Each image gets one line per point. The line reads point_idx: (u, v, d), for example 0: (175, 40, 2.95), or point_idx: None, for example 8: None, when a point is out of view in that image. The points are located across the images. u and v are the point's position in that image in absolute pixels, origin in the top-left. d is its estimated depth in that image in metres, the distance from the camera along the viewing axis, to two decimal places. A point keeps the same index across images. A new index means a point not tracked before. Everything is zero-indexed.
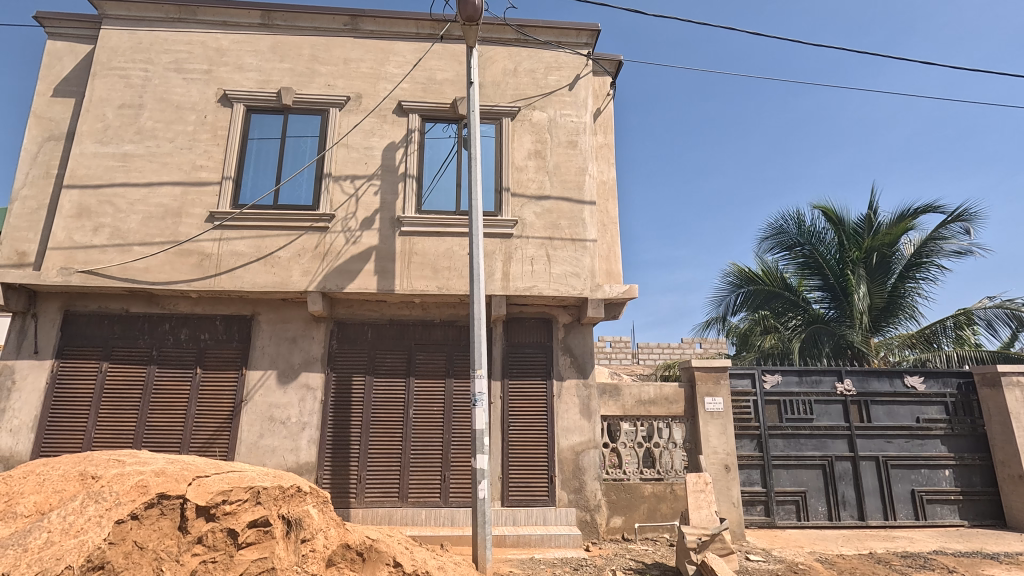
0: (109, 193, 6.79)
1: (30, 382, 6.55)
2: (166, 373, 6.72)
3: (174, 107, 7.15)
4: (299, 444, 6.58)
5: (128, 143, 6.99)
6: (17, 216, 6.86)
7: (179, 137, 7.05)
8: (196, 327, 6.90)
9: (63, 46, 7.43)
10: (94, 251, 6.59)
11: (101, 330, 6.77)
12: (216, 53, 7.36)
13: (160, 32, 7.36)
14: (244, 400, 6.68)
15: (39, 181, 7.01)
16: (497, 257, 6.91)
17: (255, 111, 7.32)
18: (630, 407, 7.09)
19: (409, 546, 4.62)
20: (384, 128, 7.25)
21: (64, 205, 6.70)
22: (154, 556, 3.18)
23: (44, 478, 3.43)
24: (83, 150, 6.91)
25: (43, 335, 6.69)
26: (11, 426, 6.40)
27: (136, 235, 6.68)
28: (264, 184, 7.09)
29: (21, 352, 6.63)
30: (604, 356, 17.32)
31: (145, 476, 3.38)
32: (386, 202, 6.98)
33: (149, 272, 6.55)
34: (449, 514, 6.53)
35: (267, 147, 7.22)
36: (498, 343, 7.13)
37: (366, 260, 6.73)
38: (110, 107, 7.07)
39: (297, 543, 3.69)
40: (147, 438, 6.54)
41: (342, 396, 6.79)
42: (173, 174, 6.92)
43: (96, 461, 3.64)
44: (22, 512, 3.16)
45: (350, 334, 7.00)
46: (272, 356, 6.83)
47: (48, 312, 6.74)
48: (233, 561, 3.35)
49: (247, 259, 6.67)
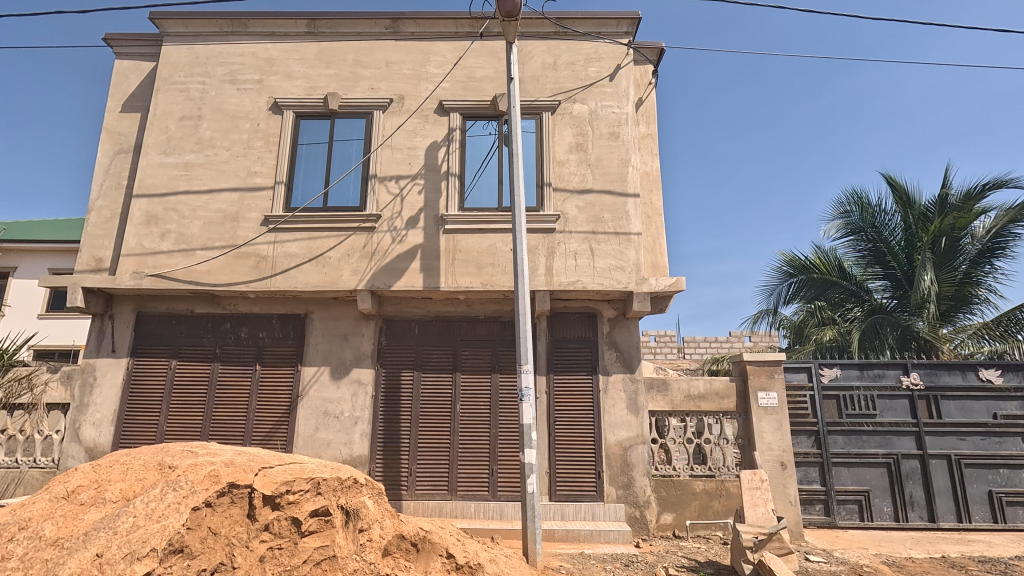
0: (174, 201, 7.22)
1: (109, 378, 7.07)
2: (228, 369, 7.11)
3: (229, 116, 7.51)
4: (352, 437, 6.82)
5: (189, 152, 7.39)
6: (94, 225, 7.40)
7: (235, 145, 7.41)
8: (255, 326, 7.25)
9: (129, 65, 7.94)
10: (162, 255, 7.03)
11: (169, 330, 7.22)
12: (266, 63, 7.67)
13: (215, 46, 7.74)
14: (301, 394, 6.97)
15: (112, 192, 7.53)
16: (540, 253, 6.90)
17: (305, 117, 7.61)
18: (680, 402, 6.94)
19: (462, 538, 4.71)
20: (427, 128, 7.37)
21: (135, 213, 7.18)
22: (227, 541, 3.38)
23: (127, 467, 3.69)
24: (149, 161, 7.37)
25: (119, 334, 7.19)
26: (94, 419, 6.94)
27: (198, 240, 7.07)
28: (314, 188, 7.36)
29: (101, 350, 7.16)
30: (649, 351, 17.05)
31: (217, 466, 3.57)
32: (430, 201, 7.09)
33: (211, 274, 6.93)
34: (498, 507, 6.61)
35: (316, 151, 7.49)
36: (542, 339, 7.13)
37: (412, 258, 6.87)
38: (172, 119, 7.50)
39: (355, 532, 3.85)
40: (213, 431, 6.94)
41: (392, 390, 6.98)
42: (230, 181, 7.29)
43: (172, 451, 3.88)
44: (110, 498, 3.41)
45: (398, 331, 7.19)
46: (325, 352, 7.10)
47: (122, 314, 7.24)
48: (298, 548, 3.55)
49: (300, 260, 6.94)
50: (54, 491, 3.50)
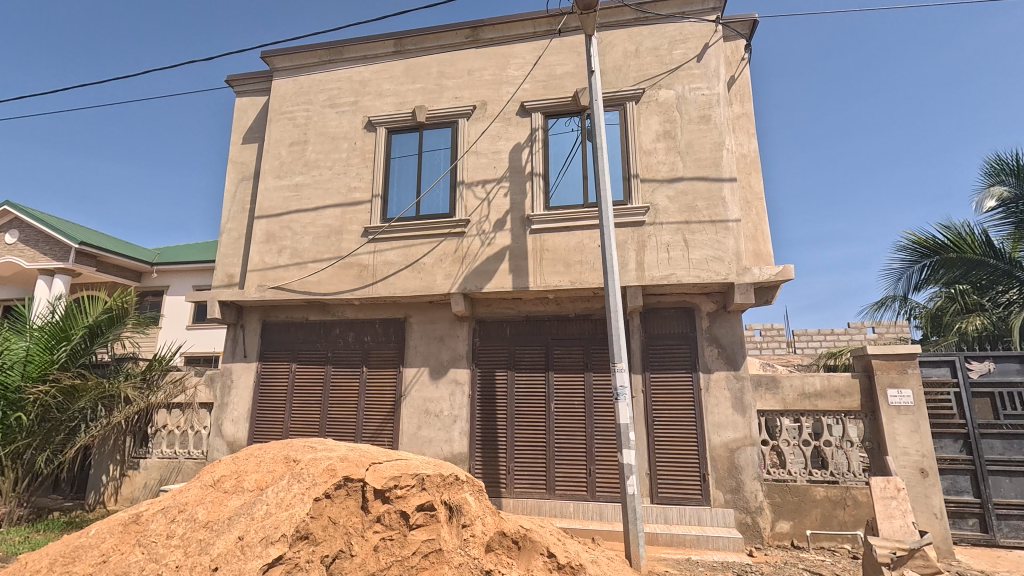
0: (288, 220, 7.97)
1: (243, 380, 7.97)
2: (340, 371, 7.71)
3: (331, 138, 8.15)
4: (452, 435, 7.08)
5: (299, 174, 8.12)
6: (225, 245, 8.39)
7: (336, 164, 8.02)
8: (360, 330, 7.79)
9: (247, 101, 8.91)
10: (280, 269, 7.79)
11: (289, 336, 7.99)
12: (360, 85, 8.23)
13: (316, 75, 8.44)
14: (404, 394, 7.37)
15: (238, 215, 8.49)
16: (630, 247, 6.70)
17: (396, 132, 8.05)
18: (793, 401, 6.38)
19: (562, 537, 4.70)
20: (510, 130, 7.46)
21: (257, 233, 8.03)
22: (345, 530, 3.65)
23: (260, 460, 4.13)
24: (267, 185, 8.20)
25: (249, 341, 8.09)
26: (232, 416, 7.86)
27: (309, 254, 7.75)
28: (407, 198, 7.76)
29: (235, 356, 8.10)
30: (754, 346, 15.90)
31: (333, 460, 3.88)
32: (516, 202, 7.17)
33: (321, 284, 7.56)
34: (597, 508, 6.50)
35: (407, 163, 7.89)
36: (636, 336, 6.91)
37: (501, 260, 6.99)
38: (283, 145, 8.29)
39: (459, 528, 3.98)
40: (329, 428, 7.56)
41: (487, 390, 7.15)
42: (334, 197, 7.90)
43: (295, 446, 4.28)
44: (248, 487, 3.83)
45: (491, 331, 7.35)
46: (424, 354, 7.44)
47: (251, 323, 8.13)
48: (407, 540, 3.74)
49: (397, 267, 7.35)
50: (204, 480, 4.01)
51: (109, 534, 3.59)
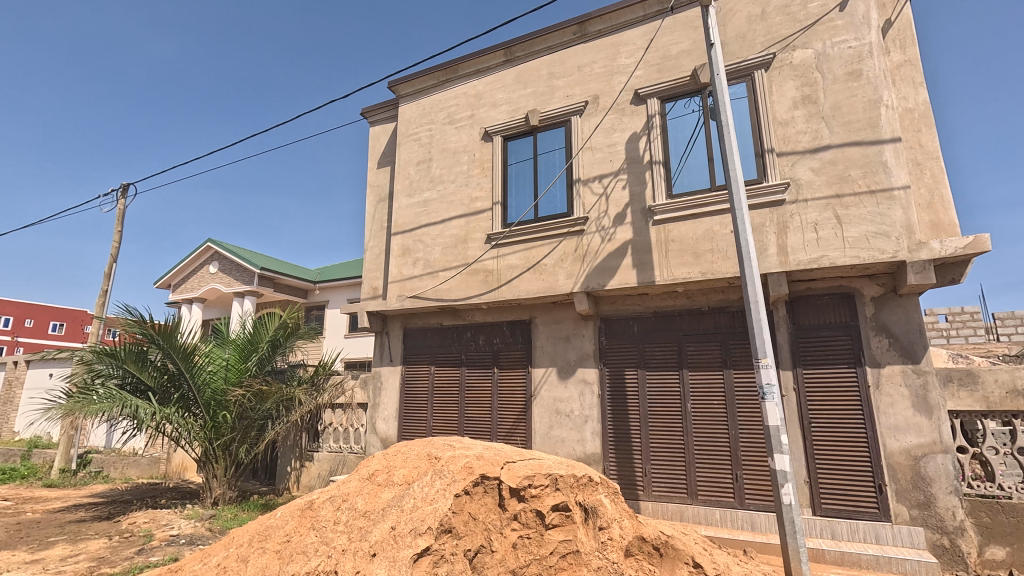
0: (419, 233, 8.59)
1: (390, 382, 8.75)
2: (473, 372, 8.09)
3: (452, 153, 8.63)
4: (585, 435, 7.02)
5: (426, 190, 8.72)
6: (369, 261, 9.31)
7: (458, 176, 8.46)
8: (490, 333, 8.10)
9: (379, 129, 9.83)
10: (415, 279, 8.43)
11: (426, 341, 8.60)
12: (476, 98, 8.59)
13: (436, 96, 9.00)
14: (534, 394, 7.49)
15: (378, 233, 9.38)
16: (769, 230, 6.05)
17: (511, 138, 8.25)
18: (1000, 400, 5.22)
19: (709, 547, 4.38)
20: (625, 121, 7.21)
21: (394, 248, 8.78)
22: (485, 526, 3.77)
23: (407, 456, 4.49)
24: (399, 203, 8.94)
25: (393, 346, 8.87)
26: (384, 415, 8.66)
27: (440, 263, 8.26)
28: (525, 202, 7.90)
29: (383, 360, 8.93)
30: (938, 335, 13.39)
31: (470, 458, 4.06)
32: (635, 194, 6.90)
33: (452, 291, 8.01)
34: (748, 517, 5.95)
35: (523, 168, 8.03)
36: (783, 328, 6.20)
37: (623, 255, 6.77)
38: (411, 165, 8.96)
39: (595, 530, 3.91)
40: (467, 426, 7.98)
41: (618, 389, 6.96)
42: (458, 208, 8.33)
43: (436, 444, 4.57)
44: (398, 480, 4.17)
45: (617, 329, 7.15)
46: (551, 354, 7.49)
47: (394, 330, 8.91)
48: (544, 539, 3.75)
49: (520, 270, 7.51)
50: (362, 473, 4.47)
51: (290, 517, 4.16)
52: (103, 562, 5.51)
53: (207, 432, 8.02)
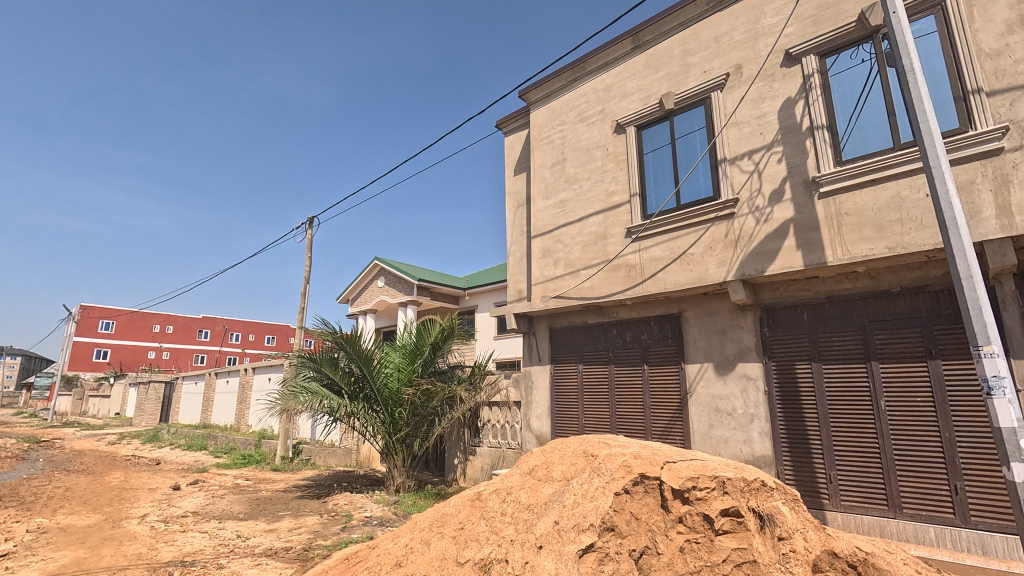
0: (558, 234, 8.71)
1: (541, 381, 9.01)
2: (622, 370, 7.95)
3: (585, 150, 8.61)
4: (751, 436, 6.45)
5: (562, 191, 8.81)
6: (513, 266, 9.71)
7: (593, 173, 8.41)
8: (637, 329, 7.89)
9: (514, 137, 10.22)
10: (558, 280, 8.56)
11: (573, 340, 8.69)
12: (606, 92, 8.46)
13: (566, 96, 9.06)
14: (690, 391, 7.10)
15: (519, 238, 9.73)
16: (982, 188, 4.95)
17: (645, 126, 7.96)
18: None
19: (923, 571, 3.70)
20: (775, 87, 6.48)
21: (535, 250, 9.02)
22: (648, 527, 3.66)
23: (564, 453, 4.58)
24: (537, 206, 9.16)
25: (541, 346, 9.12)
26: (537, 413, 8.93)
27: (581, 262, 8.28)
28: (665, 190, 7.56)
29: (532, 360, 9.22)
30: None
31: (628, 457, 3.99)
32: (795, 166, 6.15)
33: (595, 288, 7.97)
34: (976, 538, 4.89)
35: (661, 154, 7.70)
36: (1011, 308, 5.00)
37: (784, 236, 6.09)
38: (546, 168, 9.13)
39: (774, 540, 3.58)
40: (619, 424, 7.87)
41: (788, 385, 6.27)
42: (595, 205, 8.27)
43: (592, 442, 4.60)
44: (557, 477, 4.28)
45: (783, 319, 6.45)
46: (706, 349, 7.02)
47: (540, 330, 9.16)
48: (715, 545, 3.53)
49: (665, 261, 7.19)
50: (522, 468, 4.68)
51: (462, 506, 4.53)
52: (318, 535, 6.57)
53: (387, 426, 9.12)
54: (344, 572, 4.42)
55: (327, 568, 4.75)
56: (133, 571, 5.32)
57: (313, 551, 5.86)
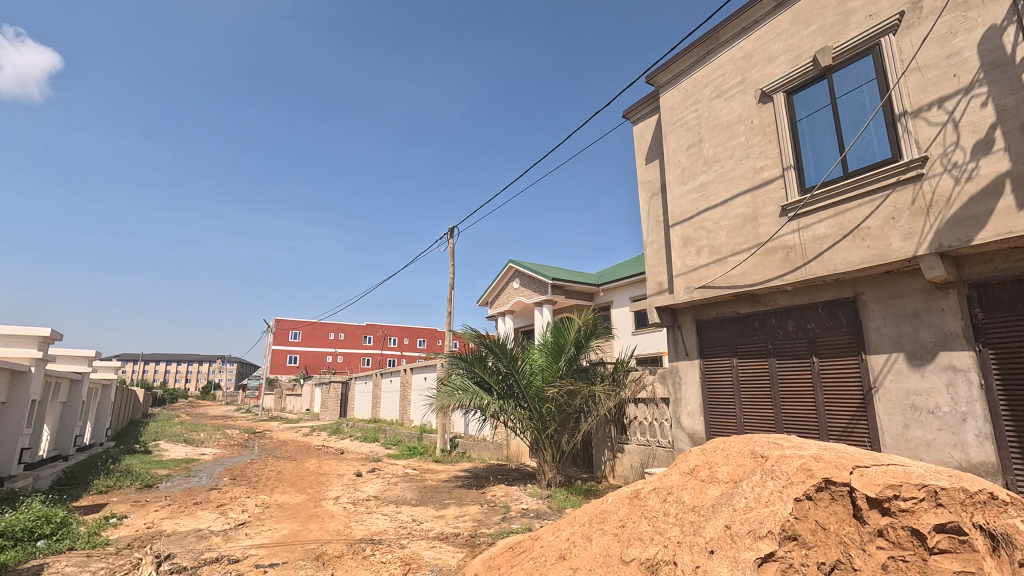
0: (700, 220, 8.18)
1: (690, 377, 8.45)
2: (786, 364, 7.18)
3: (725, 126, 7.97)
4: (965, 439, 5.36)
5: (701, 174, 8.26)
6: (651, 257, 9.35)
7: (737, 150, 7.75)
8: (801, 318, 7.07)
9: (643, 125, 9.87)
10: (703, 269, 8.03)
11: (723, 332, 8.04)
12: (745, 60, 7.75)
13: (699, 72, 8.49)
14: (875, 386, 6.19)
15: (656, 228, 9.35)
16: None
17: (797, 90, 7.15)
18: None
19: None
20: (971, 16, 5.38)
21: (675, 239, 8.58)
22: (840, 539, 3.25)
23: (727, 453, 4.29)
24: (674, 193, 8.71)
25: (687, 340, 8.57)
26: (688, 410, 8.41)
27: (728, 247, 7.68)
28: (828, 158, 6.72)
29: (678, 355, 8.70)
30: None
31: (807, 459, 3.61)
32: (1007, 108, 5.05)
33: (747, 275, 7.32)
34: None
35: (819, 119, 6.88)
36: None
37: (999, 195, 4.99)
38: (682, 152, 8.63)
39: (1017, 568, 2.87)
40: (786, 423, 7.12)
41: (1016, 378, 5.09)
42: (741, 184, 7.61)
43: (760, 442, 4.28)
44: (723, 478, 4.02)
45: (1001, 297, 5.26)
46: (894, 337, 6.04)
47: (685, 323, 8.60)
48: (930, 566, 3.01)
49: (833, 239, 6.34)
50: (682, 467, 4.49)
51: (621, 504, 4.48)
52: (482, 523, 7.01)
53: (535, 423, 9.40)
54: (510, 561, 4.65)
55: (495, 555, 5.05)
56: (336, 544, 6.21)
57: (479, 538, 6.28)
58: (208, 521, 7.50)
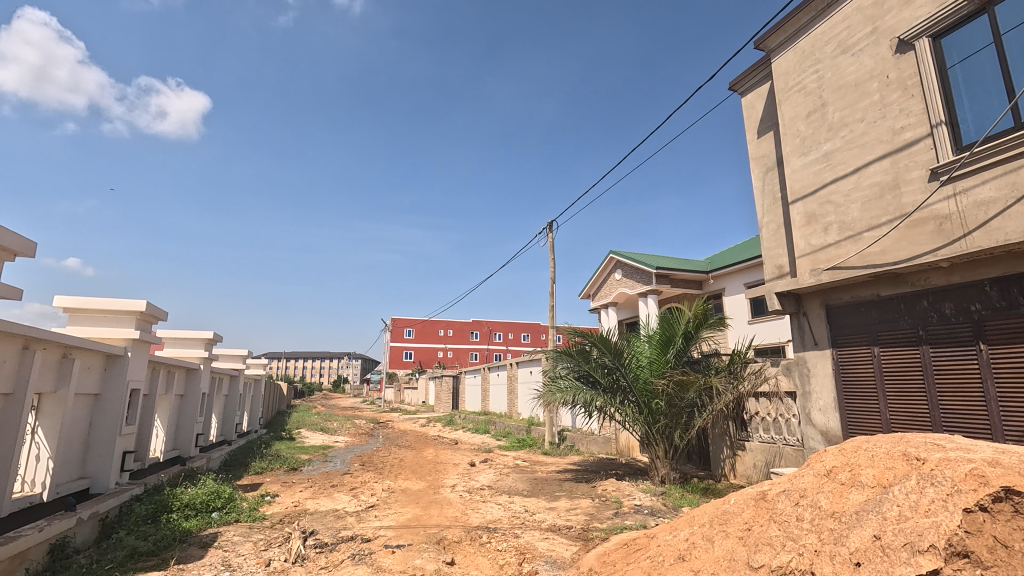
0: (826, 194, 7.33)
1: (821, 368, 7.60)
2: (943, 352, 6.17)
3: (853, 86, 7.05)
4: None
5: (825, 142, 7.40)
6: (768, 239, 8.58)
7: (869, 111, 6.83)
8: (962, 299, 6.02)
9: (753, 96, 9.08)
10: (831, 248, 7.19)
11: (861, 318, 7.12)
12: (876, 7, 6.78)
13: (818, 29, 7.60)
14: None
15: (772, 207, 8.56)
16: None
17: (946, 32, 6.11)
18: None
19: None
20: None
21: (796, 218, 7.79)
22: None
23: (873, 454, 3.82)
24: (793, 166, 7.90)
25: (816, 327, 7.72)
26: (820, 405, 7.57)
27: (862, 222, 6.80)
28: (992, 108, 5.69)
29: (806, 344, 7.87)
30: None
31: (978, 464, 3.10)
32: None
33: (888, 252, 6.41)
34: None
35: (979, 63, 5.85)
36: None
37: None
38: (800, 120, 7.80)
39: None
40: (946, 420, 6.13)
41: None
42: (876, 149, 6.70)
43: (914, 443, 3.75)
44: (868, 482, 3.59)
45: None
46: None
47: (813, 309, 7.75)
48: None
49: (1003, 204, 5.35)
50: (817, 469, 4.07)
51: (746, 505, 4.18)
52: (594, 517, 6.96)
53: (644, 417, 9.11)
54: (625, 558, 4.55)
55: (609, 551, 4.98)
56: (454, 530, 6.55)
57: (592, 533, 6.23)
58: (343, 502, 8.31)
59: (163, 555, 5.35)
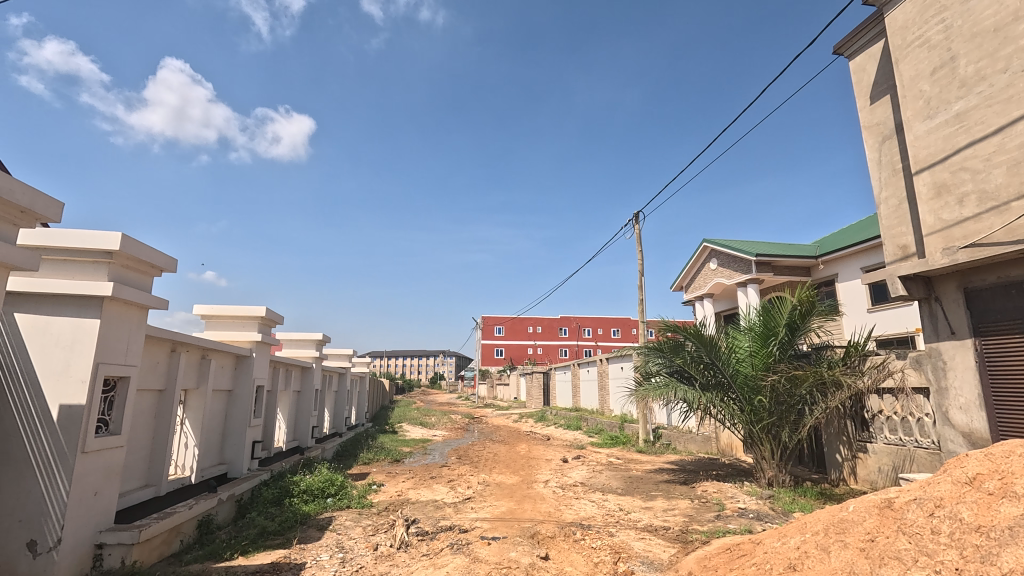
0: (960, 160, 6.38)
1: (960, 361, 6.62)
2: None
3: (993, 32, 6.09)
4: None
5: (957, 101, 6.45)
6: (888, 217, 7.65)
7: (1013, 59, 5.85)
8: None
9: (862, 58, 8.12)
10: (969, 222, 6.24)
11: (1010, 302, 6.10)
12: None
13: None
14: None
15: (892, 180, 7.62)
16: None
17: None
18: None
19: None
20: None
21: (922, 190, 6.85)
22: None
23: None
24: (915, 132, 6.96)
25: (952, 314, 6.75)
26: (959, 403, 6.60)
27: (1008, 190, 5.83)
28: None
29: (940, 334, 6.91)
30: None
31: None
32: None
33: None
34: None
35: None
36: None
37: None
38: (922, 79, 6.87)
39: None
40: None
41: None
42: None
43: None
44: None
45: None
46: None
47: (948, 293, 6.80)
48: None
49: None
50: (956, 476, 3.57)
51: (867, 514, 3.76)
52: (693, 519, 6.65)
53: (747, 415, 8.56)
54: (728, 563, 4.29)
55: (710, 554, 4.74)
56: (548, 525, 6.59)
57: (691, 535, 5.96)
58: (442, 493, 8.70)
59: (286, 535, 5.95)
